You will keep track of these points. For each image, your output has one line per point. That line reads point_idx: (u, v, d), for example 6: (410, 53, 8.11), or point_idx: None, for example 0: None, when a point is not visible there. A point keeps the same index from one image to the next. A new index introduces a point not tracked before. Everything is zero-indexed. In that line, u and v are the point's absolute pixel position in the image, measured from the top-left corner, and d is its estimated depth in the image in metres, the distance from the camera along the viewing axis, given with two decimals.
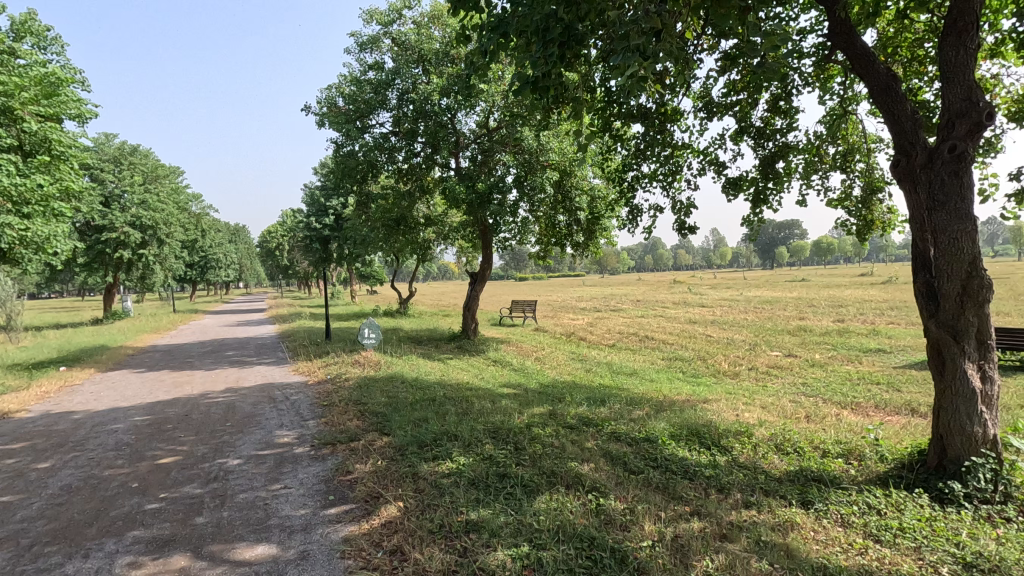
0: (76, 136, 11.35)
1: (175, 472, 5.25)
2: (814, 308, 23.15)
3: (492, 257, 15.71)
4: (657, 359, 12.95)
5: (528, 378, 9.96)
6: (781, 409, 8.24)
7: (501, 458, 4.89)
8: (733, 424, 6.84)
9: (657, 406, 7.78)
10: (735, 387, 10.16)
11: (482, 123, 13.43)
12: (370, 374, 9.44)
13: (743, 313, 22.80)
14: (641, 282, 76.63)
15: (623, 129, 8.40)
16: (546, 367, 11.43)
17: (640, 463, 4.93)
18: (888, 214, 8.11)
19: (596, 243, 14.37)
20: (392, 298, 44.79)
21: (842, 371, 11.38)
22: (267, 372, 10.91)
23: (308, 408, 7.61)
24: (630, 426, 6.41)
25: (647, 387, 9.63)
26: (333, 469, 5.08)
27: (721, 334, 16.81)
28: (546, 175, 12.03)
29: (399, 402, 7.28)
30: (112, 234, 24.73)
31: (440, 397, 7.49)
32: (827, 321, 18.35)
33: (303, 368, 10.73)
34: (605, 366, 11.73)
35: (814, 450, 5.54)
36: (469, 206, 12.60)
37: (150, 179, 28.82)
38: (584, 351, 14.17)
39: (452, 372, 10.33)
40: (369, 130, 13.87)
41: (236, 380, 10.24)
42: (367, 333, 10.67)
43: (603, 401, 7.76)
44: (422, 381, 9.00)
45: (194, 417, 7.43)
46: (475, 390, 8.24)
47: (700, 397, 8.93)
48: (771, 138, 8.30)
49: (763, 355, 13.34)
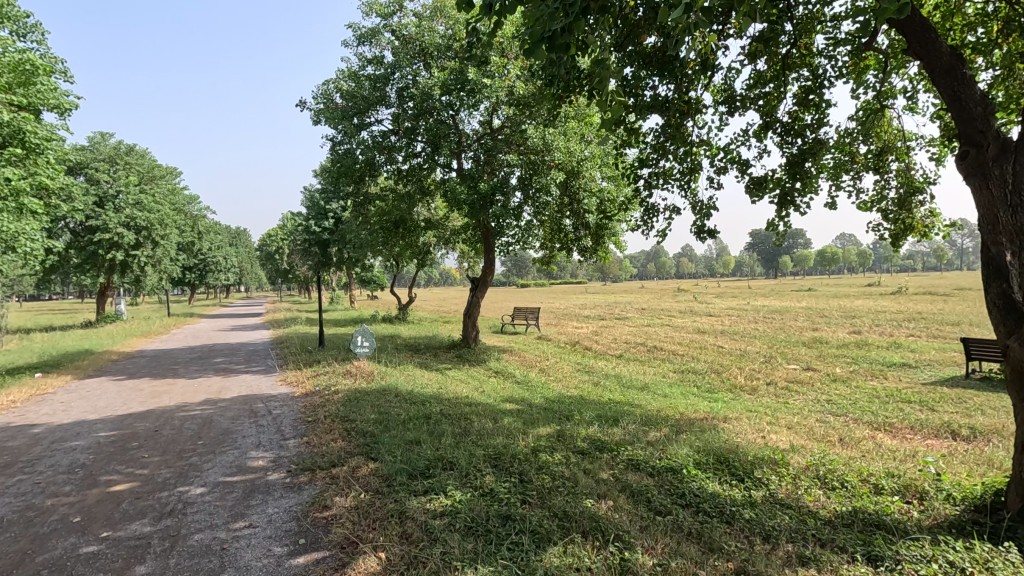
0: (54, 129, 10.75)
1: (126, 504, 4.54)
2: (826, 318, 22.37)
3: (495, 262, 15.01)
4: (668, 371, 12.22)
5: (532, 392, 9.27)
6: (810, 431, 7.50)
7: (504, 494, 4.17)
8: (763, 449, 6.10)
9: (674, 426, 7.05)
10: (756, 404, 9.42)
11: (485, 121, 12.80)
12: (362, 386, 8.75)
13: (753, 323, 22.08)
14: (644, 290, 76.00)
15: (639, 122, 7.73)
16: (551, 380, 10.71)
17: (666, 502, 4.21)
18: (930, 219, 7.28)
19: (604, 247, 13.68)
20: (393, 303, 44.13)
21: (867, 387, 10.65)
22: (252, 382, 10.22)
23: (290, 425, 6.91)
24: (648, 452, 5.68)
25: (661, 403, 8.91)
26: (309, 502, 4.37)
27: (733, 345, 16.04)
28: (551, 174, 11.34)
29: (390, 420, 6.56)
30: (104, 235, 24.16)
31: (437, 415, 6.79)
32: (842, 333, 17.59)
33: (292, 378, 10.03)
34: (614, 379, 11.00)
35: (864, 485, 4.81)
36: (471, 208, 11.95)
37: (146, 180, 28.28)
38: (591, 361, 13.42)
39: (450, 384, 9.63)
40: (367, 127, 13.27)
41: (219, 390, 9.55)
42: (361, 341, 9.99)
43: (615, 420, 7.05)
44: (418, 394, 8.31)
45: (165, 433, 6.75)
46: (475, 407, 7.52)
47: (720, 416, 8.19)
48: (800, 135, 7.57)
49: (780, 368, 12.59)
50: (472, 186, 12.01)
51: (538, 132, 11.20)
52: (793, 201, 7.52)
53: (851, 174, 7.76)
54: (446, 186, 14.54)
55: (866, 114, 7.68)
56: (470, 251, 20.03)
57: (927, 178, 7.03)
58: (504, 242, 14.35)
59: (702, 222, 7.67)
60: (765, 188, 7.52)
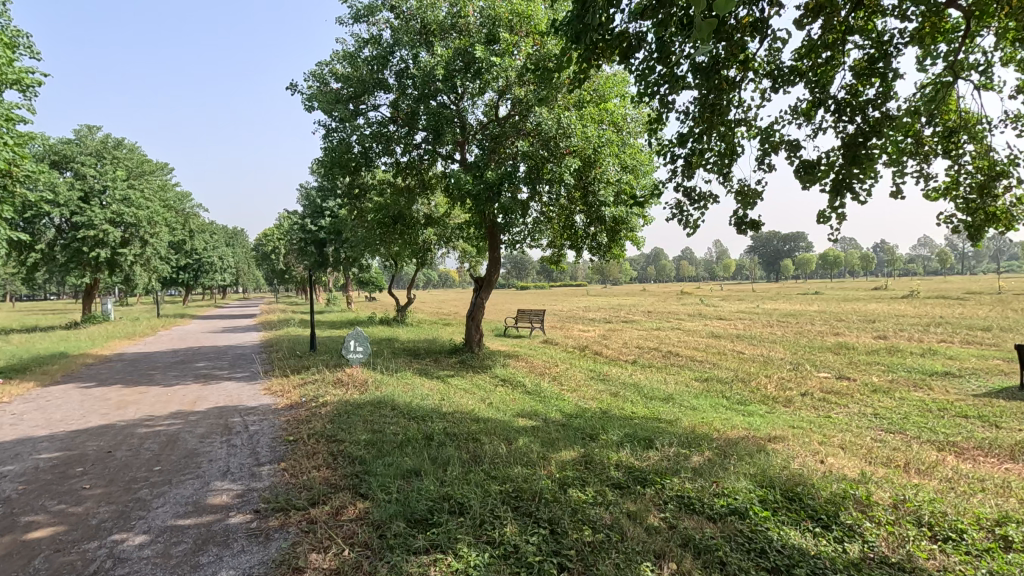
0: (15, 109, 9.74)
1: (38, 561, 3.50)
2: (845, 322, 21.32)
3: (499, 262, 13.91)
4: (690, 380, 11.17)
5: (545, 404, 8.27)
6: (874, 456, 6.43)
7: (533, 556, 3.15)
8: (835, 480, 5.07)
9: (719, 449, 6.01)
10: (797, 419, 8.36)
11: (491, 109, 11.89)
12: (355, 397, 7.75)
13: (769, 326, 21.07)
14: (647, 292, 74.89)
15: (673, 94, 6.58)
16: (565, 390, 9.65)
17: (746, 565, 3.22)
18: (1016, 207, 6.04)
19: (619, 245, 12.65)
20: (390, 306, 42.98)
21: (914, 399, 9.64)
22: (232, 391, 9.17)
23: (267, 445, 5.86)
24: (697, 485, 4.67)
25: (691, 419, 7.91)
26: (278, 560, 3.35)
27: (754, 351, 14.98)
28: (566, 161, 10.27)
29: (385, 441, 5.54)
30: (90, 232, 23.14)
31: (440, 435, 5.78)
32: (867, 338, 16.58)
33: (277, 387, 8.99)
34: (633, 389, 9.95)
35: (984, 535, 3.81)
36: (477, 200, 10.94)
37: (134, 176, 27.33)
38: (605, 368, 12.37)
39: (453, 394, 8.60)
40: (364, 114, 12.33)
41: (194, 400, 8.52)
42: (354, 345, 9.00)
43: (647, 442, 6.05)
44: (417, 407, 7.32)
45: (118, 455, 5.70)
46: (484, 424, 6.50)
47: (763, 435, 7.15)
48: (859, 112, 6.41)
49: (812, 377, 11.54)
50: (478, 175, 10.99)
51: (552, 115, 10.33)
52: (848, 187, 6.29)
53: (915, 158, 6.80)
54: (448, 180, 13.56)
55: (935, 90, 6.62)
56: (472, 249, 19.08)
57: (1013, 160, 5.92)
58: (509, 238, 13.31)
59: (743, 211, 6.54)
60: (817, 174, 6.26)
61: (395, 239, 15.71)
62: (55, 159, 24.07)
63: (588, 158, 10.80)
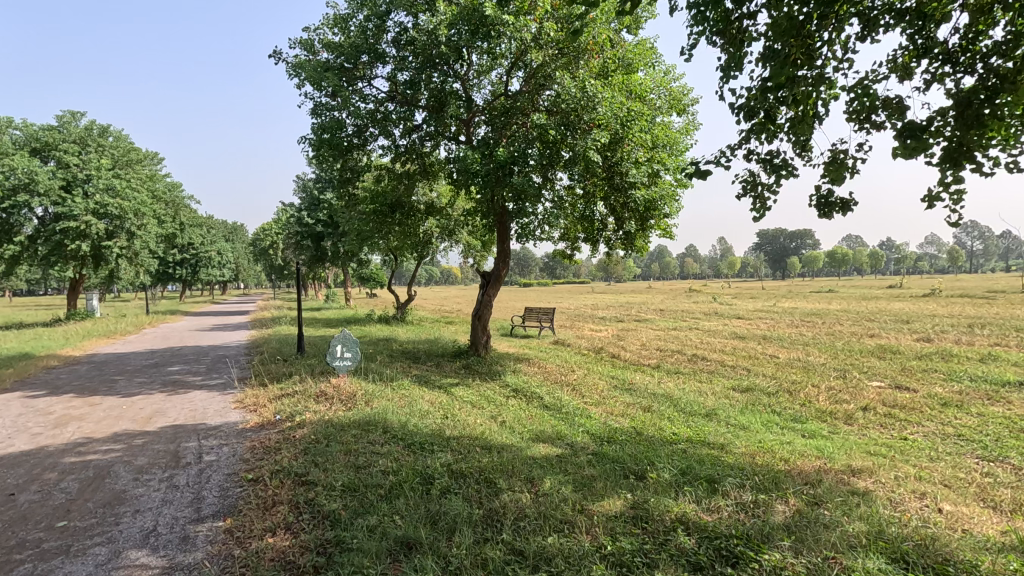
0: None
1: None
2: (878, 323, 19.75)
3: (509, 255, 12.51)
4: (728, 391, 9.72)
5: (568, 424, 6.90)
6: (1001, 501, 4.98)
7: None
8: (988, 552, 3.67)
9: (805, 496, 4.63)
10: (871, 444, 6.89)
11: (500, 87, 10.62)
12: (340, 416, 6.40)
13: (795, 328, 19.60)
14: (655, 290, 73.00)
15: (752, 35, 5.03)
16: (587, 403, 8.20)
17: None
18: None
19: (644, 237, 11.25)
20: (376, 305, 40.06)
21: (998, 416, 8.20)
22: (198, 404, 7.78)
23: (216, 489, 4.48)
24: (811, 562, 3.30)
25: (746, 445, 6.51)
26: None
27: (788, 355, 13.50)
28: (592, 136, 8.90)
29: (372, 487, 4.18)
30: (72, 223, 21.81)
31: (443, 478, 4.40)
32: (910, 341, 15.10)
33: (249, 401, 7.57)
34: (666, 402, 8.53)
35: None
36: (485, 185, 9.48)
37: (121, 165, 26.02)
38: (627, 375, 10.93)
39: (459, 410, 7.24)
40: (358, 89, 10.91)
41: (150, 416, 7.16)
42: (340, 350, 7.61)
43: (711, 486, 4.67)
44: (417, 430, 5.95)
45: (17, 502, 4.30)
46: (498, 458, 5.14)
47: (845, 468, 5.70)
48: (980, 61, 4.98)
49: (867, 387, 10.07)
50: (487, 154, 9.63)
51: (574, 83, 9.03)
52: (968, 157, 4.85)
53: None
54: (450, 167, 12.27)
55: None
56: (477, 242, 17.79)
57: None
58: (519, 226, 11.83)
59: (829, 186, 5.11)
60: (923, 142, 4.83)
61: (392, 230, 14.30)
62: (36, 147, 23.04)
63: (616, 137, 9.41)
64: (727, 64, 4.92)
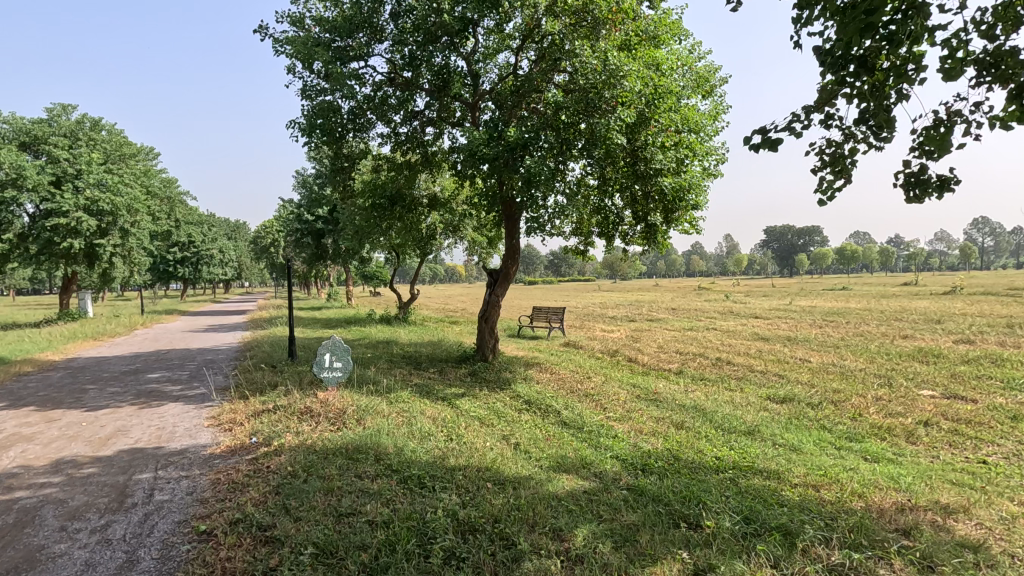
0: None
1: None
2: (907, 322, 18.69)
3: (518, 250, 11.50)
4: (765, 402, 8.71)
5: (593, 447, 5.90)
6: None
7: None
8: None
9: (909, 554, 3.63)
10: (950, 470, 5.86)
11: (507, 68, 9.71)
12: (326, 440, 5.42)
13: (818, 328, 18.57)
14: (662, 288, 71.69)
15: None
16: (611, 420, 7.17)
17: None
18: None
19: (667, 232, 10.26)
20: (379, 304, 39.09)
21: None
22: (169, 420, 6.84)
23: (158, 545, 3.51)
24: None
25: (804, 473, 5.50)
26: None
27: (822, 359, 12.41)
28: (616, 113, 7.94)
29: (355, 553, 3.20)
30: (61, 220, 20.93)
31: (446, 538, 3.41)
32: (950, 343, 14.01)
33: (225, 418, 6.61)
34: (700, 417, 7.53)
35: None
36: (494, 170, 8.51)
37: (114, 160, 25.23)
38: (650, 384, 9.88)
39: (466, 429, 6.25)
40: (353, 68, 9.98)
41: (110, 436, 6.21)
42: (330, 359, 6.65)
43: (788, 541, 3.67)
44: (414, 460, 4.97)
45: None
46: (514, 499, 4.14)
47: (937, 507, 4.67)
48: None
49: (920, 398, 8.99)
50: (495, 136, 8.65)
51: (594, 53, 8.15)
52: None
53: None
54: (454, 157, 11.33)
55: None
56: (483, 238, 16.85)
57: None
58: (530, 218, 10.82)
59: (922, 160, 4.05)
60: None
61: (392, 225, 13.36)
62: (25, 141, 22.17)
63: (640, 116, 8.39)
64: (803, 3, 3.83)
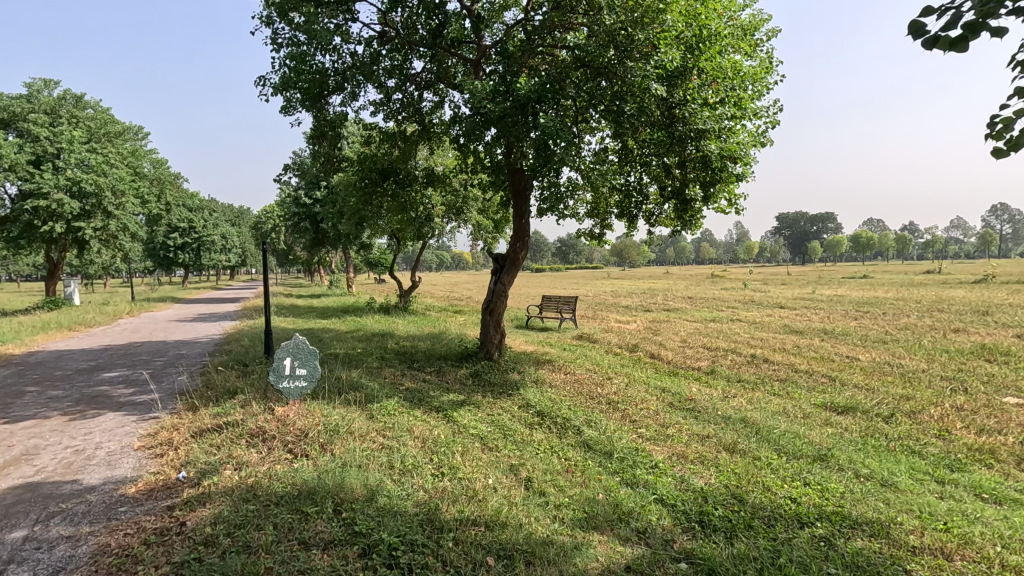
0: None
1: None
2: (951, 314, 17.07)
3: (528, 230, 10.02)
4: (824, 413, 7.25)
5: (627, 486, 4.48)
6: None
7: None
8: None
9: None
10: None
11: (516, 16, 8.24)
12: (272, 479, 4.03)
13: (853, 320, 16.97)
14: (673, 276, 69.81)
15: None
16: (645, 441, 5.73)
17: None
18: None
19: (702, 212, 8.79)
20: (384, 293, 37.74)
21: None
22: (95, 438, 5.49)
23: None
24: None
25: (913, 524, 4.07)
26: None
27: (873, 358, 10.88)
28: (654, 57, 6.49)
29: None
30: (41, 201, 19.61)
31: None
32: (1012, 338, 12.41)
33: (162, 437, 5.26)
34: (754, 436, 6.08)
35: None
36: (500, 132, 7.02)
37: (98, 139, 23.87)
38: (681, 387, 8.44)
39: (463, 457, 4.83)
40: (336, 14, 8.50)
41: (10, 462, 4.86)
42: (291, 364, 5.29)
43: None
44: (387, 514, 3.56)
45: None
46: None
47: None
48: None
49: (1008, 408, 7.47)
50: (503, 91, 7.13)
51: None
52: None
53: None
54: (457, 127, 9.91)
55: None
56: (489, 220, 15.39)
57: None
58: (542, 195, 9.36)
59: None
60: None
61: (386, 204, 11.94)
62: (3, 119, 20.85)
63: (680, 65, 6.92)
64: None
